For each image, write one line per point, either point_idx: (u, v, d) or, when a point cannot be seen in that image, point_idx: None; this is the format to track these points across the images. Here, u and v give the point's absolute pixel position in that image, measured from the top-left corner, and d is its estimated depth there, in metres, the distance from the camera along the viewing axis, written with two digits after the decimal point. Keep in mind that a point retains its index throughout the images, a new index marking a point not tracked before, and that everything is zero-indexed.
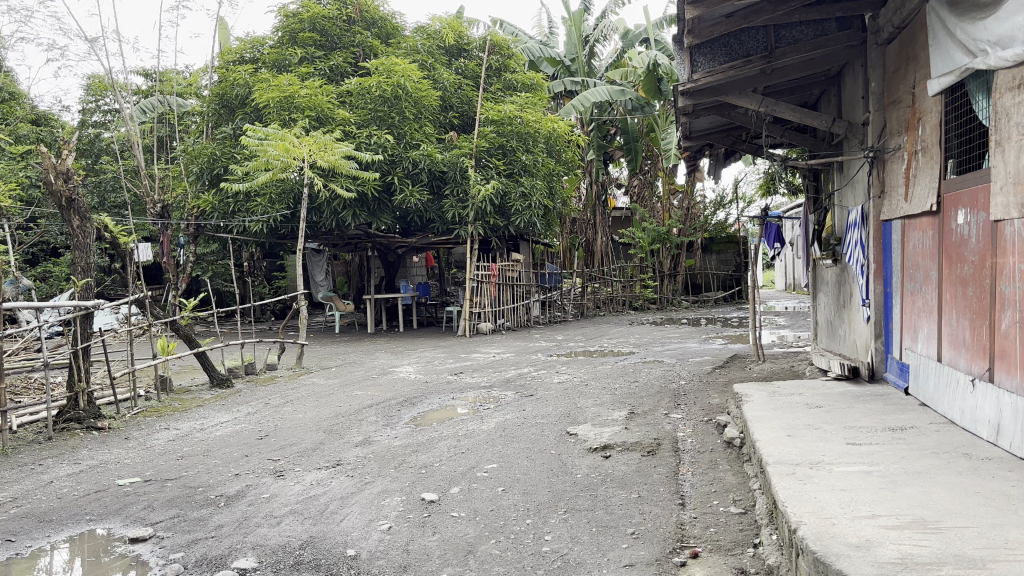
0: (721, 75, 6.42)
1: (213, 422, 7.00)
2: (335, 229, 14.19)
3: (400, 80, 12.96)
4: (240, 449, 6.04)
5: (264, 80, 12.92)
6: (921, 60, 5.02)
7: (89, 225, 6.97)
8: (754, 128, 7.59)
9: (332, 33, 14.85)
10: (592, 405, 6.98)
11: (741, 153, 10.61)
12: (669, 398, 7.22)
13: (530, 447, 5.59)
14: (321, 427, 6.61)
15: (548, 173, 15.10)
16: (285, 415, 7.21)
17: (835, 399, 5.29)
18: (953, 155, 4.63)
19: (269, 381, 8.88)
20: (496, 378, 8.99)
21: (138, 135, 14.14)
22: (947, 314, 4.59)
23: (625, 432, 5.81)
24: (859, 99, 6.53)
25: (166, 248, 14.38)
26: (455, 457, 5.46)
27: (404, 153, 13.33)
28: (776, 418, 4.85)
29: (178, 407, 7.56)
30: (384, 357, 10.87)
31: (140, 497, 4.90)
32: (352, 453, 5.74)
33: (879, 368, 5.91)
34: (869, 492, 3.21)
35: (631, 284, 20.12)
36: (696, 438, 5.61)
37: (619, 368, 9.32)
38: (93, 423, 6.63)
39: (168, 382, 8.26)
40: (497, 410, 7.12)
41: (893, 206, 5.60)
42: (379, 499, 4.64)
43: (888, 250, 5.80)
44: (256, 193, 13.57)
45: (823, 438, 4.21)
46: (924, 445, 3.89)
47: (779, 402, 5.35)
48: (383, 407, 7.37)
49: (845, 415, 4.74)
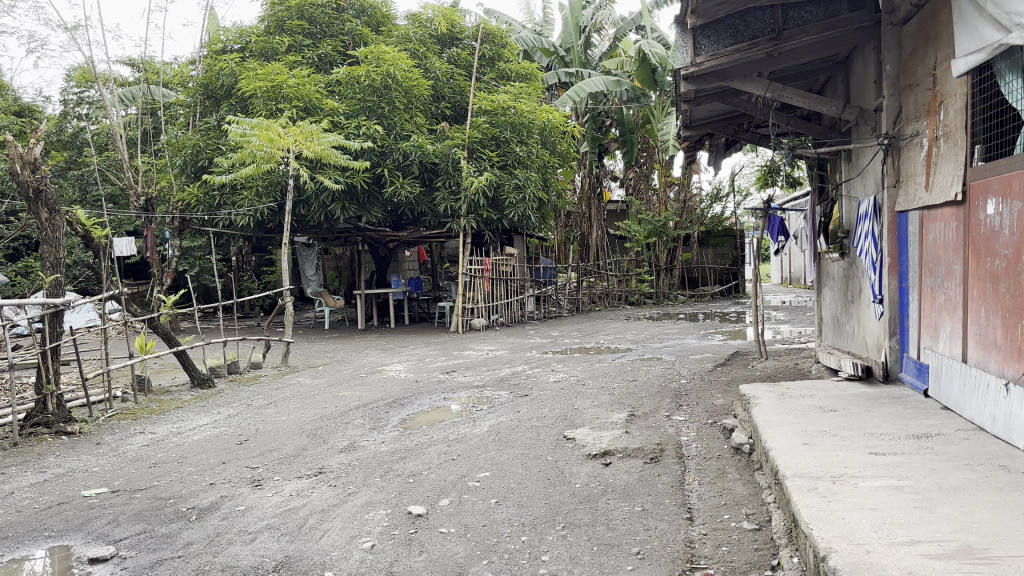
0: (726, 59, 6.11)
1: (191, 426, 6.66)
2: (324, 222, 13.81)
3: (390, 69, 12.65)
4: (216, 455, 5.69)
5: (251, 69, 12.58)
6: (943, 40, 4.70)
7: (58, 218, 6.59)
8: (759, 115, 7.27)
9: (321, 21, 14.44)
10: (590, 406, 6.64)
11: (742, 143, 10.26)
12: (670, 398, 6.88)
13: (525, 454, 5.25)
14: (305, 431, 6.27)
15: (542, 165, 14.76)
16: (267, 418, 6.86)
17: (850, 402, 4.96)
18: (979, 139, 4.30)
19: (251, 382, 8.51)
20: (489, 377, 8.65)
21: (120, 127, 13.74)
22: (974, 312, 4.27)
23: (625, 437, 5.46)
24: (871, 84, 6.19)
25: (150, 242, 14.11)
26: (445, 464, 5.12)
27: (394, 145, 12.95)
28: (789, 423, 4.52)
29: (155, 409, 7.20)
30: (374, 355, 10.54)
31: (105, 510, 4.55)
32: (336, 460, 5.40)
33: (893, 367, 5.59)
34: (904, 513, 2.88)
35: (627, 278, 19.79)
36: (702, 443, 5.27)
37: (617, 366, 8.98)
38: (62, 427, 6.28)
39: (147, 382, 7.90)
40: (490, 412, 6.78)
41: (910, 197, 5.27)
42: (362, 513, 4.30)
43: (904, 243, 5.47)
44: (242, 185, 13.23)
45: (843, 447, 3.88)
46: (955, 455, 3.55)
47: (791, 405, 5.02)
48: (371, 408, 7.02)
49: (864, 421, 4.42)
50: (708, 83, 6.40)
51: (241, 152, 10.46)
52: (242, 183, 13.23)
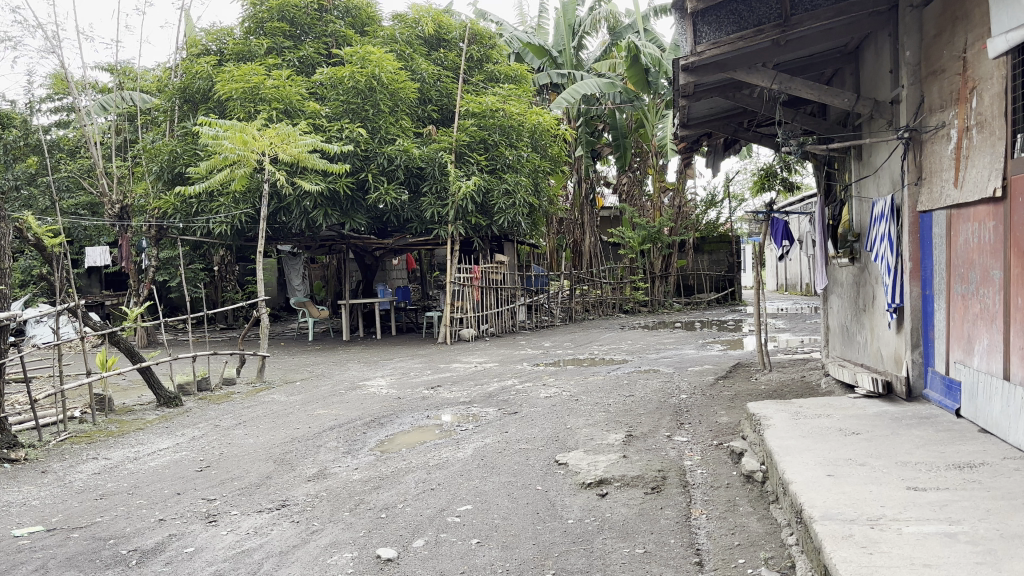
0: (729, 47, 5.60)
1: (150, 450, 6.11)
2: (306, 230, 13.27)
3: (375, 70, 12.12)
4: (172, 484, 5.16)
5: (228, 71, 12.06)
6: (977, 18, 4.21)
7: (3, 225, 6.03)
8: (763, 111, 6.79)
9: (302, 22, 13.91)
10: (584, 426, 6.12)
11: (742, 143, 9.73)
12: (670, 416, 6.37)
13: (513, 482, 4.73)
14: (272, 456, 5.73)
15: (533, 169, 14.23)
16: (234, 440, 6.32)
17: (874, 424, 4.44)
18: (1021, 128, 3.81)
19: (223, 399, 7.97)
20: (477, 392, 8.10)
21: (91, 134, 13.21)
22: (1018, 322, 3.79)
23: (623, 462, 4.93)
24: (886, 74, 5.70)
25: (125, 250, 13.78)
26: (422, 496, 4.59)
27: (378, 149, 12.43)
28: (809, 449, 4.00)
29: (113, 431, 6.66)
30: (356, 369, 9.98)
31: (36, 553, 4.01)
32: (302, 491, 4.87)
33: (916, 384, 5.08)
34: (966, 572, 2.37)
35: (622, 286, 19.19)
36: (708, 469, 4.76)
37: (612, 379, 8.45)
38: (5, 454, 5.71)
39: (108, 401, 7.34)
40: (475, 433, 6.23)
41: (934, 195, 4.77)
42: (325, 557, 3.76)
43: (928, 246, 4.97)
44: (219, 192, 12.70)
45: (876, 480, 3.37)
46: (1009, 493, 3.05)
47: (807, 427, 4.50)
48: (346, 429, 6.48)
49: (893, 446, 3.90)
50: (708, 74, 5.87)
51: (215, 156, 9.88)
52: (218, 189, 12.68)
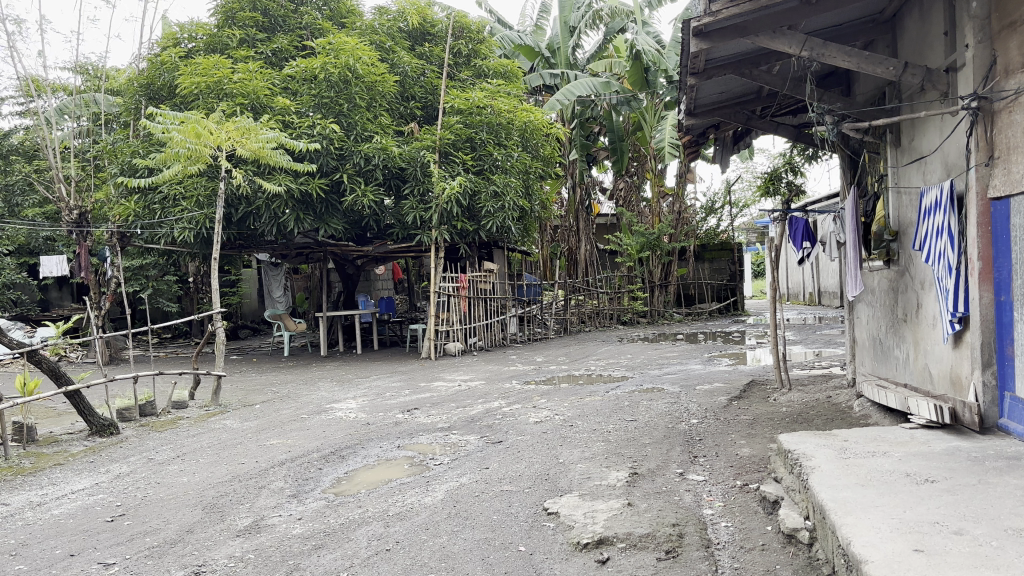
0: (749, 6, 4.54)
1: (60, 492, 5.10)
2: (278, 236, 12.29)
3: (350, 61, 11.16)
4: (68, 542, 4.16)
5: (189, 64, 11.15)
6: None
7: None
8: (784, 89, 5.82)
9: (276, 14, 13.06)
10: (580, 460, 5.13)
11: (754, 136, 8.71)
12: (682, 446, 5.38)
13: (489, 541, 3.75)
14: (202, 502, 4.73)
15: (525, 170, 13.25)
16: (163, 479, 5.32)
17: (950, 466, 3.48)
18: None
19: (167, 427, 6.97)
20: (457, 417, 7.09)
21: (49, 134, 12.28)
22: None
23: (627, 513, 3.93)
24: (939, 38, 4.75)
25: (84, 260, 12.77)
26: (372, 561, 3.60)
27: (354, 147, 11.47)
28: (876, 505, 3.03)
29: (24, 468, 5.67)
30: (326, 389, 8.96)
31: None
32: (226, 551, 3.87)
33: (990, 413, 4.09)
34: None
35: (619, 296, 18.10)
36: (736, 523, 3.78)
37: (612, 400, 7.46)
38: None
39: (29, 431, 6.35)
40: (451, 469, 5.22)
41: (1016, 175, 3.83)
42: None
43: (1003, 240, 4.00)
44: (183, 194, 11.69)
45: (989, 559, 2.40)
46: None
47: (862, 471, 3.53)
48: (298, 465, 5.49)
49: (991, 502, 2.94)
50: (725, 40, 4.84)
51: (166, 151, 8.89)
52: (182, 192, 11.71)
